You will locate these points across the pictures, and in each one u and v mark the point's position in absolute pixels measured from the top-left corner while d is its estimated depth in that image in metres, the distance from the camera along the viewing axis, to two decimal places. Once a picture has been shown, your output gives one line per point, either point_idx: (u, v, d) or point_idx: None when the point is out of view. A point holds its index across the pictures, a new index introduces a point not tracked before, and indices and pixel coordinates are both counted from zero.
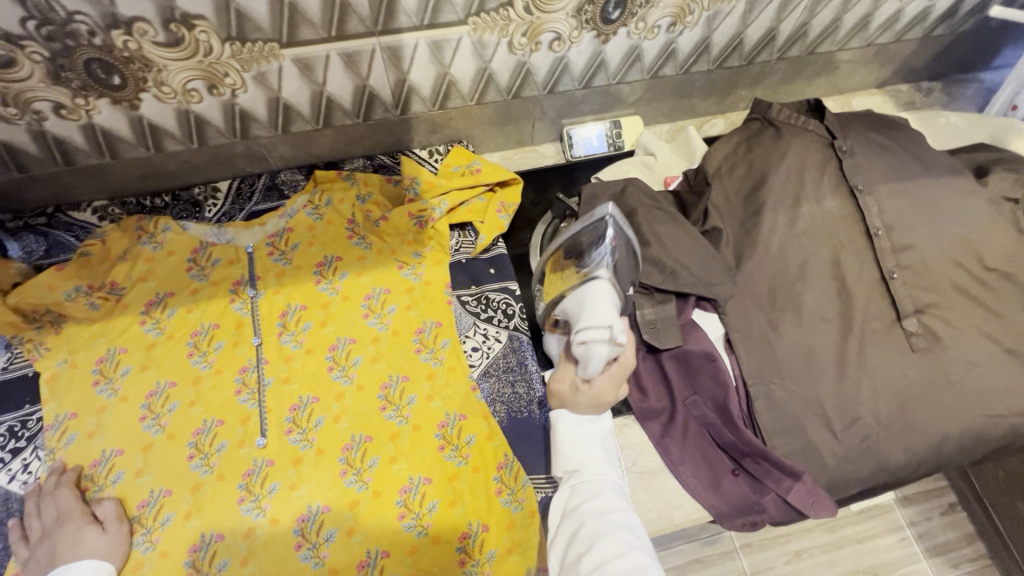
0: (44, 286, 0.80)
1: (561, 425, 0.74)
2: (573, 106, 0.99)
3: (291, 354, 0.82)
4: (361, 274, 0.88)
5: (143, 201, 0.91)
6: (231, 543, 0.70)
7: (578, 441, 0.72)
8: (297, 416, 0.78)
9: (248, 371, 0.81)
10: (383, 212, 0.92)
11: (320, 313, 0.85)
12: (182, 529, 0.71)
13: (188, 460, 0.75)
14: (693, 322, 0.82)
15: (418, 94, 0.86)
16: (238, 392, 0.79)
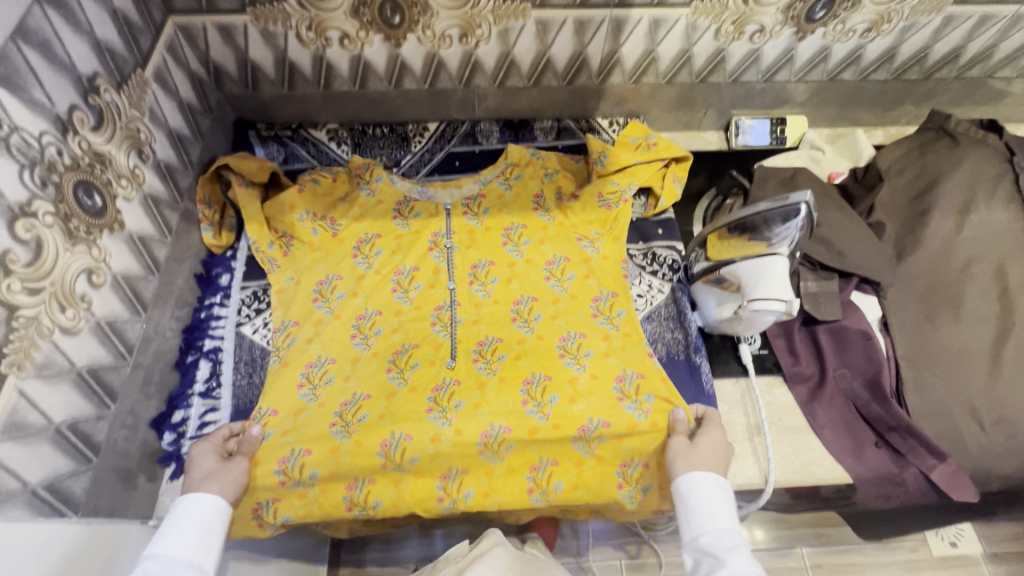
0: (286, 205, 0.94)
1: (689, 490, 0.68)
2: (748, 98, 1.07)
3: (480, 301, 0.89)
4: (544, 241, 0.94)
5: (366, 129, 1.06)
6: (420, 443, 0.75)
7: (708, 506, 0.67)
8: (483, 349, 0.84)
9: (442, 309, 0.88)
10: (569, 189, 0.99)
11: (506, 271, 0.92)
12: (377, 426, 0.77)
13: (388, 373, 0.82)
14: (852, 302, 0.88)
15: (621, 66, 0.97)
16: (433, 324, 0.87)
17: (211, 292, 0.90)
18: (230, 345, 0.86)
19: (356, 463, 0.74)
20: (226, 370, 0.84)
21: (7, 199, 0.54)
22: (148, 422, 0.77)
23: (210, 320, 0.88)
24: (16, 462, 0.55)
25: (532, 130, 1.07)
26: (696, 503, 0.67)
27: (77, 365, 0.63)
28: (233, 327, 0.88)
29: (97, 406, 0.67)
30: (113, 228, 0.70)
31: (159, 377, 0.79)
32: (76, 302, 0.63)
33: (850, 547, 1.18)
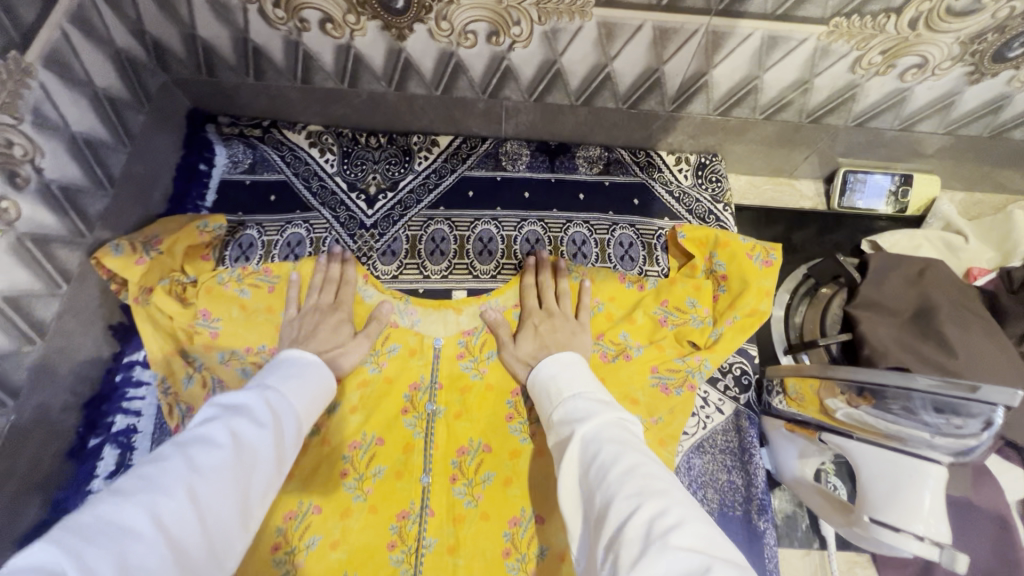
0: (215, 331, 0.68)
1: (540, 376, 0.60)
2: (870, 147, 0.79)
3: (462, 513, 0.64)
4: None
5: (358, 136, 0.83)
6: None
7: (566, 374, 0.57)
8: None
9: (407, 520, 0.63)
10: (615, 339, 0.72)
11: (506, 466, 0.66)
12: None
13: None
14: (986, 467, 0.63)
15: (707, 93, 0.70)
16: (391, 547, 0.62)
17: (133, 346, 0.69)
18: (147, 425, 0.67)
19: None
20: (140, 460, 0.65)
21: None
22: (18, 537, 0.58)
23: (126, 385, 0.67)
24: None
25: (572, 158, 0.83)
26: (544, 385, 0.58)
27: None
28: (156, 399, 0.68)
29: None
30: None
31: (40, 473, 0.59)
32: None
33: None
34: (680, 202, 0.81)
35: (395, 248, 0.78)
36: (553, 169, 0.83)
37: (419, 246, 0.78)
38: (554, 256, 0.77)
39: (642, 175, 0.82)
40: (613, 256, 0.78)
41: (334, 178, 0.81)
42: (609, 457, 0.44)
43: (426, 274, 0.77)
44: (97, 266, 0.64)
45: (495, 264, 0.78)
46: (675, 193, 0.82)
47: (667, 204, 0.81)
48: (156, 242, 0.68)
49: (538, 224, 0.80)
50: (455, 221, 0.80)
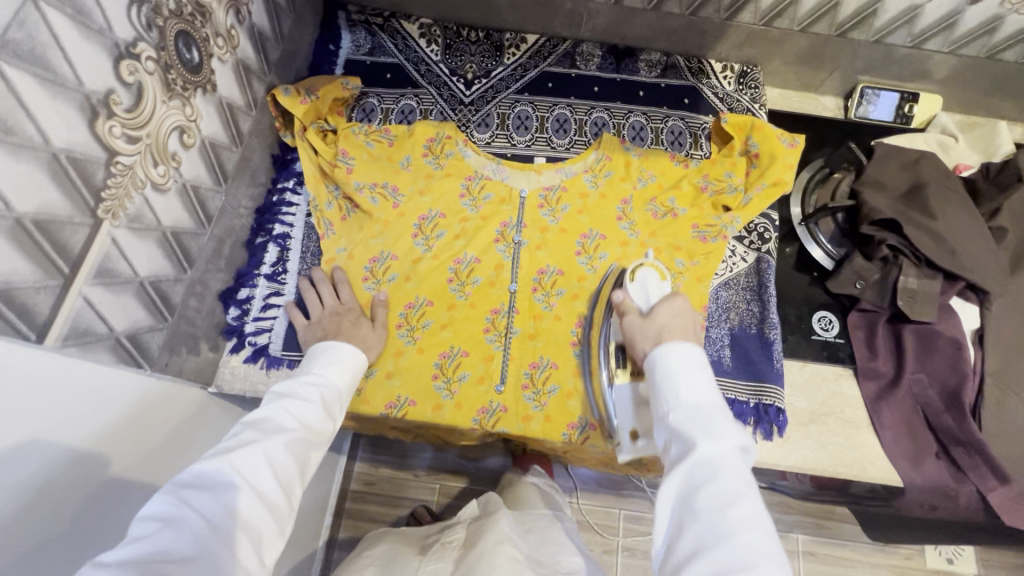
0: (350, 170, 0.86)
1: (661, 363, 0.57)
2: (885, 63, 0.96)
3: (540, 313, 0.83)
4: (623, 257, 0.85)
5: (460, 31, 1.00)
6: (421, 410, 0.77)
7: (687, 373, 0.55)
8: (534, 375, 0.79)
9: (498, 314, 0.82)
10: (663, 200, 0.89)
11: (574, 285, 0.84)
12: (420, 417, 0.77)
13: (433, 379, 0.79)
14: (950, 306, 0.81)
15: (756, 3, 0.87)
16: (486, 332, 0.81)
17: (285, 176, 0.87)
18: (299, 234, 0.85)
19: (412, 371, 0.79)
20: (294, 258, 0.84)
21: (115, 34, 0.51)
22: (216, 293, 0.77)
23: (282, 204, 0.86)
24: (105, 308, 0.55)
25: (636, 61, 1.00)
26: (667, 376, 0.56)
27: (163, 224, 0.62)
28: (304, 217, 0.86)
29: (176, 268, 0.66)
30: (206, 89, 0.66)
31: (228, 249, 0.78)
32: (168, 159, 0.61)
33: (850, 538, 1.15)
34: (724, 102, 0.98)
35: (489, 121, 0.96)
36: (618, 70, 1.00)
37: (508, 121, 0.96)
38: (617, 135, 0.95)
39: (693, 79, 0.99)
40: (665, 140, 0.96)
41: (438, 64, 0.99)
42: (722, 499, 0.46)
43: (513, 143, 0.95)
44: (270, 101, 0.82)
45: (569, 140, 0.95)
46: (720, 95, 0.98)
47: (712, 104, 0.98)
48: (312, 90, 0.86)
49: (605, 112, 0.97)
50: (536, 104, 0.97)
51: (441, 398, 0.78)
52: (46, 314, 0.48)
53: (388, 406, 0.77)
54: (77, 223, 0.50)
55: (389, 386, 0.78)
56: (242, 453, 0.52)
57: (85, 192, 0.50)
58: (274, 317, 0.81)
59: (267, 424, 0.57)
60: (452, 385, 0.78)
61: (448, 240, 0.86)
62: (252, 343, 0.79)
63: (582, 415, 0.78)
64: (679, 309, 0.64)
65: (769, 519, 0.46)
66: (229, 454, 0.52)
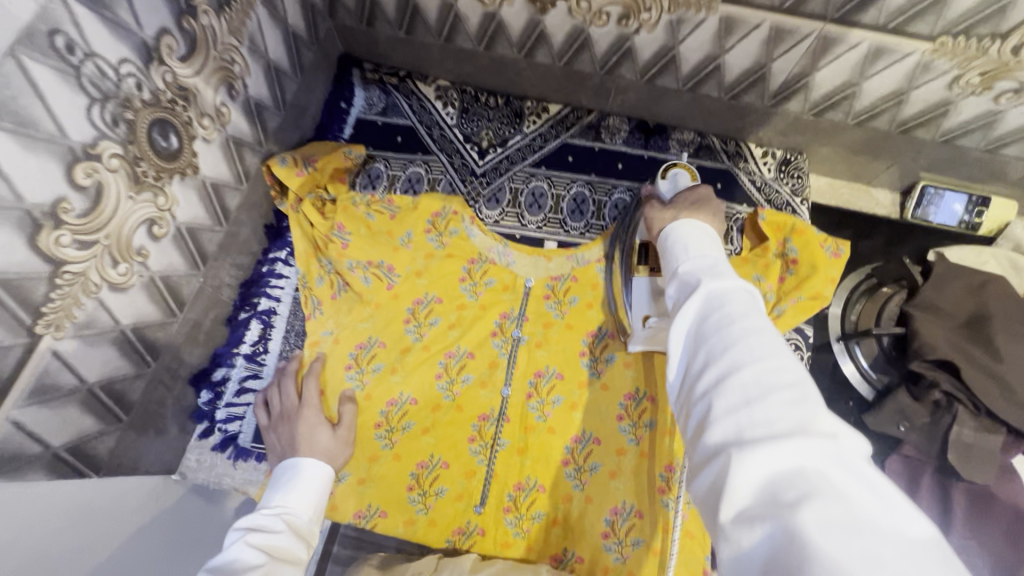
0: (343, 246, 0.80)
1: (669, 233, 0.57)
2: (954, 163, 0.84)
3: (533, 424, 0.75)
4: (630, 364, 0.75)
5: (479, 95, 0.93)
6: (391, 524, 0.71)
7: (692, 239, 0.54)
8: (519, 497, 0.72)
9: (487, 421, 0.75)
10: None
11: (574, 393, 0.76)
12: (390, 531, 0.71)
13: (408, 490, 0.72)
14: (1013, 467, 0.69)
15: (806, 93, 0.77)
16: (471, 440, 0.74)
17: (278, 246, 0.82)
18: (285, 310, 0.81)
19: (386, 478, 0.72)
20: (276, 336, 0.79)
21: (69, 139, 0.46)
22: (187, 376, 0.72)
23: (270, 276, 0.81)
24: (40, 426, 0.50)
25: (667, 139, 0.91)
26: (677, 245, 0.55)
27: (122, 323, 0.57)
28: (293, 291, 0.81)
29: (136, 363, 0.61)
30: (186, 173, 0.61)
31: (206, 328, 0.74)
32: (131, 256, 0.56)
33: None
34: (761, 191, 0.88)
35: (500, 196, 0.89)
36: (647, 147, 0.91)
37: (520, 198, 0.89)
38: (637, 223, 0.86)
39: (728, 162, 0.89)
40: None
41: (452, 129, 0.92)
42: (737, 311, 0.41)
43: (523, 223, 0.88)
44: (266, 171, 0.77)
45: (584, 223, 0.87)
46: (757, 184, 0.88)
47: (748, 193, 0.88)
48: (311, 160, 0.81)
49: (627, 193, 0.89)
50: (553, 181, 0.90)
51: (415, 513, 0.71)
52: None
53: (358, 516, 0.71)
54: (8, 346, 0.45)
55: (360, 493, 0.72)
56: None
57: (19, 311, 0.46)
58: (247, 403, 0.75)
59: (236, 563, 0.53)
60: (428, 498, 0.72)
61: (441, 330, 0.79)
62: (222, 430, 0.74)
63: (568, 547, 0.70)
64: (701, 198, 0.64)
65: (783, 339, 0.40)
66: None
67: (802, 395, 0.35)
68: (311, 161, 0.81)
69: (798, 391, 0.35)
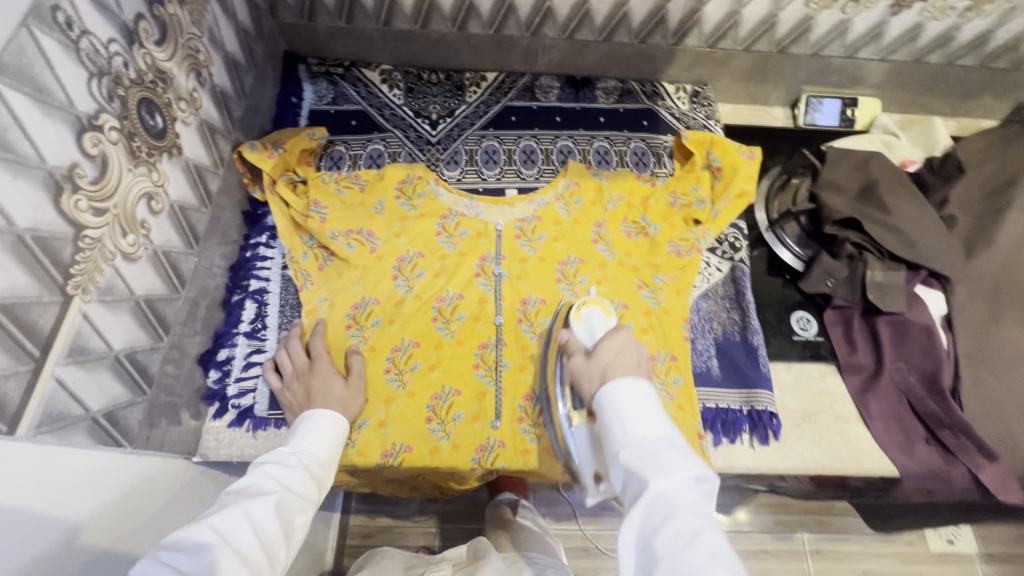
0: (322, 219, 0.85)
1: (606, 402, 0.54)
2: (824, 73, 1.02)
3: (528, 344, 0.83)
4: (602, 281, 0.86)
5: (421, 74, 1.02)
6: (418, 455, 0.75)
7: (634, 410, 0.52)
8: (529, 407, 0.79)
9: (487, 349, 0.82)
10: (634, 218, 0.91)
11: None
12: (417, 461, 0.75)
13: (427, 422, 0.77)
14: (916, 295, 0.85)
15: (700, 28, 0.92)
16: (476, 368, 0.80)
17: (257, 231, 0.86)
18: (275, 288, 0.84)
19: (404, 415, 0.77)
20: (272, 312, 0.82)
21: (77, 108, 0.50)
22: (194, 356, 0.75)
23: (255, 260, 0.85)
24: (79, 388, 0.52)
25: (593, 90, 1.04)
26: (614, 416, 0.53)
27: (135, 293, 0.60)
28: (280, 270, 0.85)
29: (151, 337, 0.64)
30: (172, 153, 0.66)
31: (202, 311, 0.76)
32: (137, 228, 0.60)
33: (855, 535, 1.15)
34: (681, 120, 1.01)
35: (457, 158, 0.97)
36: (578, 98, 1.03)
37: (476, 157, 0.98)
38: (583, 162, 0.97)
39: (649, 102, 1.03)
40: (631, 161, 0.99)
41: (402, 107, 1.00)
42: (684, 537, 0.43)
43: (483, 178, 0.96)
44: (237, 158, 0.82)
45: (538, 170, 0.97)
46: (676, 115, 1.02)
47: (669, 123, 1.01)
48: (279, 144, 0.87)
49: (569, 139, 1.00)
50: (503, 138, 0.99)
51: (437, 441, 0.76)
52: (17, 403, 0.46)
53: (384, 455, 0.75)
54: (47, 301, 0.48)
55: (383, 433, 0.76)
56: (225, 516, 0.52)
57: (53, 270, 0.48)
58: (256, 375, 0.78)
59: (251, 488, 0.57)
60: (447, 425, 0.77)
61: (429, 279, 0.86)
62: (236, 405, 0.76)
63: None
64: (622, 344, 0.61)
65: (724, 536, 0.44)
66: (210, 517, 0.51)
67: None
68: (278, 145, 0.86)
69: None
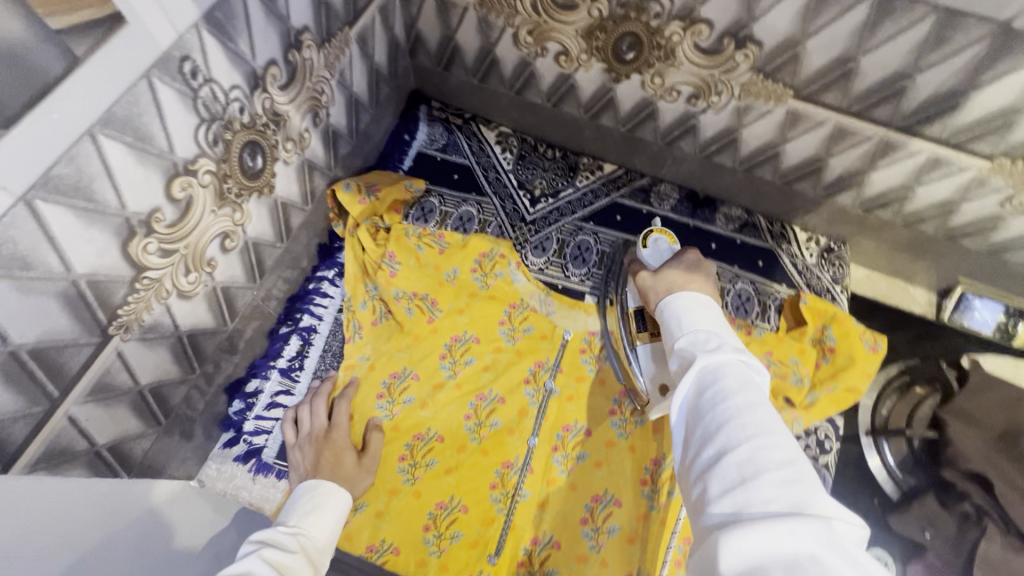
0: (389, 275, 0.81)
1: (668, 306, 0.58)
2: (995, 274, 0.85)
3: (555, 478, 0.75)
4: (660, 430, 0.75)
5: (538, 146, 0.97)
6: (402, 563, 0.70)
7: (697, 313, 0.55)
8: (534, 552, 0.71)
9: (510, 469, 0.74)
10: None
11: (599, 451, 0.76)
12: (400, 570, 0.69)
13: (423, 530, 0.71)
14: None
15: (859, 189, 0.80)
16: (493, 487, 0.73)
17: (326, 265, 0.84)
18: (325, 329, 0.82)
19: (404, 513, 0.71)
20: (313, 354, 0.80)
21: (175, 155, 0.49)
22: (224, 382, 0.73)
23: (315, 294, 0.83)
24: (91, 424, 0.51)
25: (714, 212, 0.93)
26: (676, 319, 0.56)
27: (180, 328, 0.58)
28: (335, 312, 0.83)
29: (184, 368, 0.62)
30: (263, 192, 0.64)
31: (246, 338, 0.75)
32: (202, 267, 0.58)
33: None
34: (802, 275, 0.89)
35: (546, 245, 0.91)
36: (694, 216, 0.93)
37: (566, 250, 0.91)
38: None
39: (772, 243, 0.91)
40: (730, 305, 0.87)
41: (508, 174, 0.95)
42: (730, 385, 0.43)
43: (566, 274, 0.89)
44: (329, 194, 0.80)
45: None
46: (798, 267, 0.90)
47: (787, 274, 0.89)
48: (374, 189, 0.84)
49: None
50: (599, 237, 0.92)
51: (427, 554, 0.70)
52: (19, 443, 0.44)
53: (369, 550, 0.70)
54: (82, 343, 0.46)
55: (376, 525, 0.71)
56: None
57: (99, 312, 0.47)
58: (276, 419, 0.75)
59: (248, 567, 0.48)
60: (443, 540, 0.71)
61: (475, 369, 0.80)
62: (248, 442, 0.74)
63: None
64: (690, 265, 0.65)
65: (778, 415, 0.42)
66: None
67: (796, 472, 0.37)
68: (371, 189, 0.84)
69: (792, 472, 0.37)
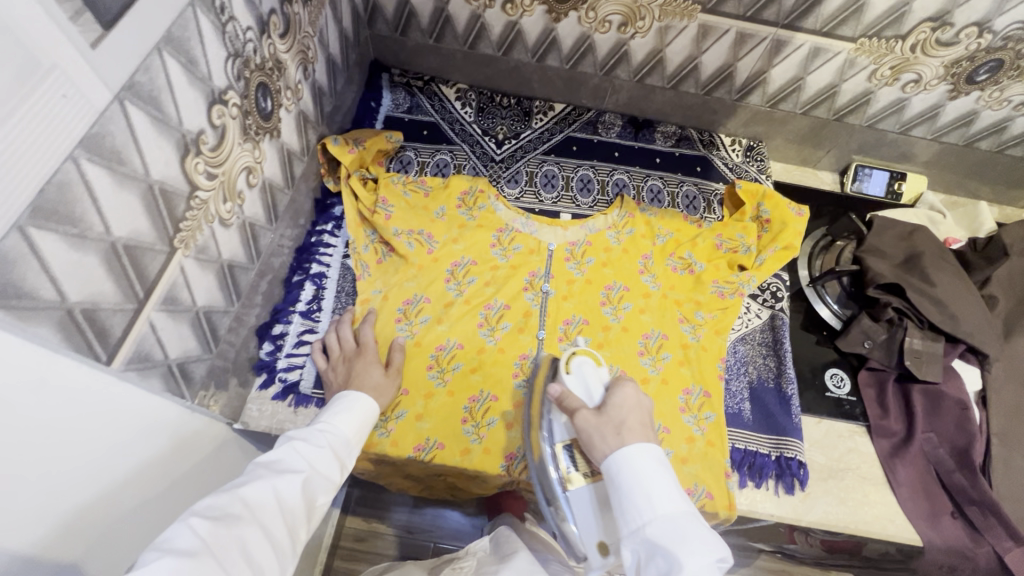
0: (387, 216, 0.90)
1: (621, 472, 0.50)
2: (876, 146, 1.06)
3: None
4: (645, 309, 0.89)
5: (493, 97, 1.08)
6: (449, 454, 0.77)
7: (655, 486, 0.48)
8: None
9: (527, 360, 0.84)
10: (681, 253, 0.94)
11: (599, 334, 0.87)
12: (447, 460, 0.77)
13: (462, 422, 0.79)
14: (954, 369, 0.85)
15: (764, 88, 0.98)
16: (514, 376, 0.83)
17: (324, 219, 0.91)
18: (334, 274, 0.88)
19: (442, 413, 0.79)
20: (328, 296, 0.86)
21: (213, 83, 0.56)
22: (253, 327, 0.78)
23: (319, 245, 0.89)
24: (164, 335, 0.56)
25: (652, 132, 1.09)
26: (630, 486, 0.49)
27: (223, 256, 0.64)
28: (341, 257, 0.89)
29: (225, 299, 0.67)
30: (273, 135, 0.71)
31: (265, 286, 0.80)
32: (234, 197, 0.64)
33: None
34: (733, 171, 1.06)
35: (518, 178, 1.02)
36: (636, 138, 1.08)
37: (536, 179, 1.02)
38: (635, 198, 1.01)
39: (704, 150, 1.08)
40: (681, 204, 1.02)
41: (472, 124, 1.06)
42: None
43: (540, 199, 1.01)
44: (318, 149, 0.88)
45: (592, 199, 1.01)
46: (729, 166, 1.06)
47: (721, 173, 1.06)
48: (359, 141, 0.93)
49: (625, 174, 1.04)
50: (562, 165, 1.04)
51: (469, 442, 0.78)
52: (117, 336, 0.49)
53: (416, 450, 0.77)
54: (157, 249, 0.52)
55: (418, 427, 0.78)
56: (254, 487, 0.50)
57: (167, 221, 0.53)
58: (306, 354, 0.81)
59: (279, 462, 0.54)
60: (481, 428, 0.79)
61: (478, 287, 0.89)
62: (283, 379, 0.79)
63: None
64: (633, 397, 0.58)
65: None
66: (241, 488, 0.49)
67: None
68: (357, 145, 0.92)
69: None
